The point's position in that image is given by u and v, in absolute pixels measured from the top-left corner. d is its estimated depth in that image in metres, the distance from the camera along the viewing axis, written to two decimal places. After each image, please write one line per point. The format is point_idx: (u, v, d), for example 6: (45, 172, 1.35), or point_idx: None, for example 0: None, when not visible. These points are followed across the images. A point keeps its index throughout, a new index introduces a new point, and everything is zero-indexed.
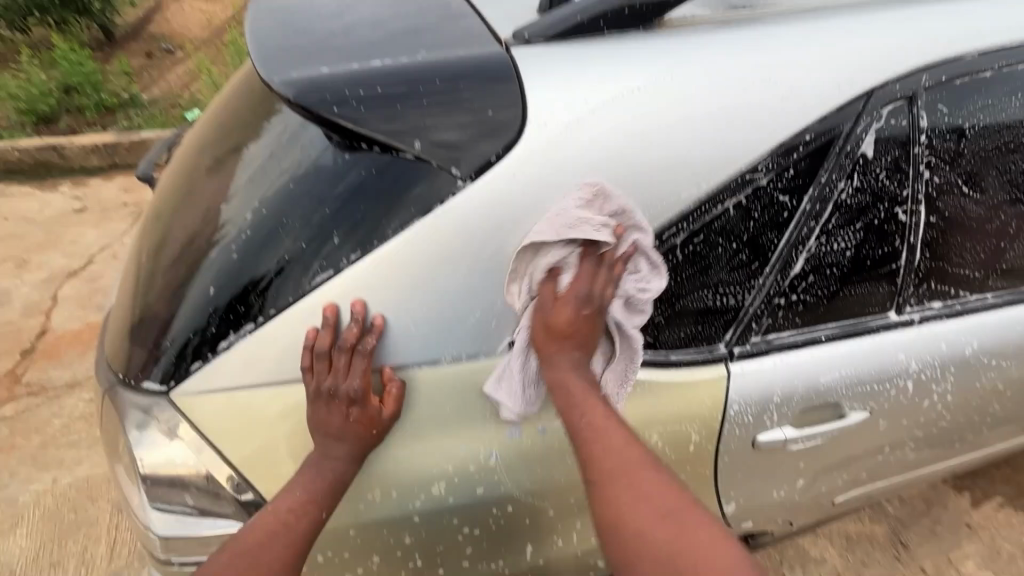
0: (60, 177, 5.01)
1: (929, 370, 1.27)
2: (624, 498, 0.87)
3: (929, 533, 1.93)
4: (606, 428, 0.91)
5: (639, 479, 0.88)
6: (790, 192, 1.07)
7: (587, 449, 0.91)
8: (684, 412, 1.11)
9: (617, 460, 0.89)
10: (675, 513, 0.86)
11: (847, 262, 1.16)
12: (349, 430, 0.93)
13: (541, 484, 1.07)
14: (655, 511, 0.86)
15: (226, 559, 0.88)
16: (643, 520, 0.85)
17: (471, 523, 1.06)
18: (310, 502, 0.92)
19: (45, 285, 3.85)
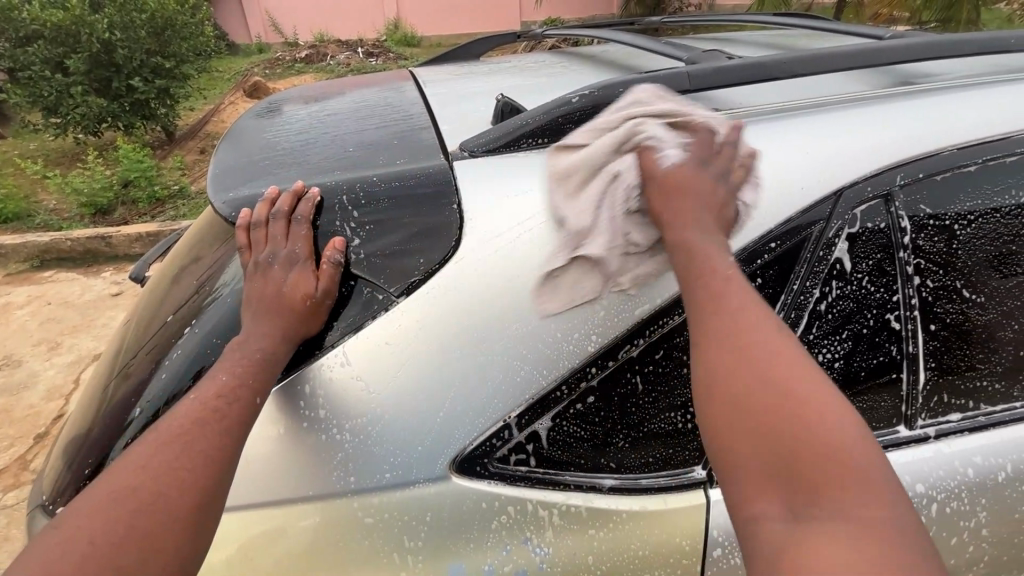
0: (105, 264, 5.35)
1: (954, 501, 1.11)
2: (754, 385, 0.68)
3: None
4: (736, 301, 0.74)
5: (789, 370, 0.68)
6: (760, 302, 0.99)
7: (707, 321, 0.73)
8: (659, 548, 0.95)
9: (745, 338, 0.71)
10: (836, 423, 0.65)
11: (837, 375, 1.06)
12: (290, 297, 0.88)
13: None
14: (800, 408, 0.66)
15: (131, 477, 0.72)
16: (774, 380, 0.67)
17: None
18: (239, 387, 0.82)
19: (71, 368, 3.97)
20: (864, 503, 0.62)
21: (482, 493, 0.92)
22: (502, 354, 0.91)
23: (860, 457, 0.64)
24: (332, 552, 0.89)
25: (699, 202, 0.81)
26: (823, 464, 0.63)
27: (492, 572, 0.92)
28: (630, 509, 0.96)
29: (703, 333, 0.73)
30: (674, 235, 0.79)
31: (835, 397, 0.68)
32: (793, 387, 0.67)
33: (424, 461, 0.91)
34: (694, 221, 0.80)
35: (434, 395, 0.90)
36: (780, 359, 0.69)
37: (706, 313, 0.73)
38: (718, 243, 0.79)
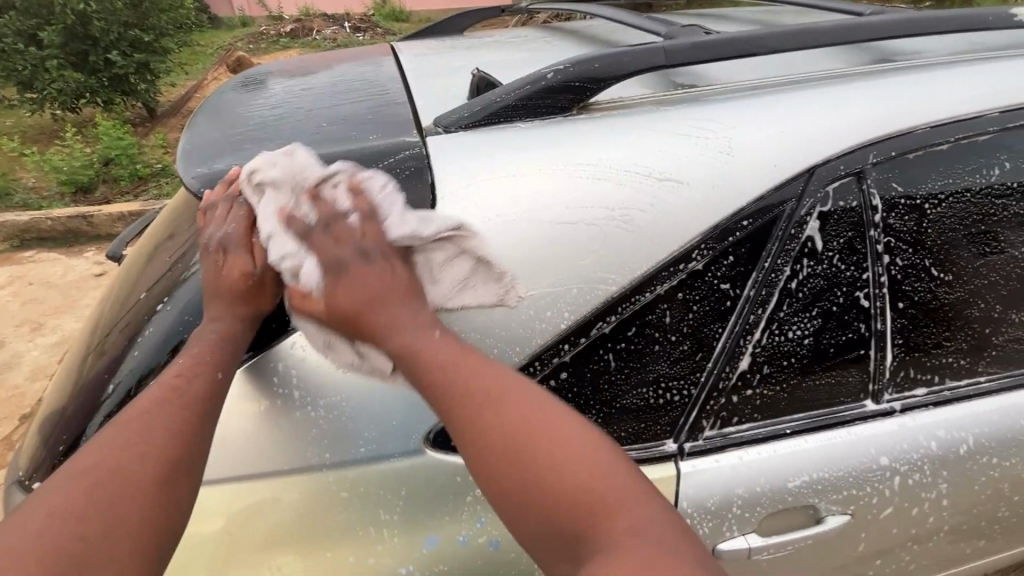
0: (87, 244, 5.26)
1: (917, 473, 1.15)
2: (526, 456, 0.72)
3: None
4: (467, 373, 0.77)
5: (553, 442, 0.73)
6: (732, 280, 1.01)
7: (461, 405, 0.75)
8: None
9: (513, 427, 0.74)
10: (597, 472, 0.72)
11: (807, 351, 1.08)
12: (226, 281, 0.87)
13: None
14: (559, 472, 0.71)
15: (100, 456, 0.71)
16: (536, 459, 0.72)
17: None
18: (201, 365, 0.82)
19: (55, 349, 3.93)
20: (637, 534, 0.68)
21: (457, 467, 0.94)
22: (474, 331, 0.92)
23: (624, 508, 0.70)
24: (313, 524, 0.91)
25: (375, 290, 0.80)
26: (597, 510, 0.69)
27: (466, 542, 0.94)
28: None
29: (465, 440, 0.74)
30: (393, 348, 0.79)
31: (596, 443, 0.74)
32: (554, 458, 0.72)
33: (399, 435, 0.92)
34: (395, 312, 0.80)
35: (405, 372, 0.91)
36: (532, 426, 0.74)
37: (454, 415, 0.75)
38: (422, 320, 0.81)
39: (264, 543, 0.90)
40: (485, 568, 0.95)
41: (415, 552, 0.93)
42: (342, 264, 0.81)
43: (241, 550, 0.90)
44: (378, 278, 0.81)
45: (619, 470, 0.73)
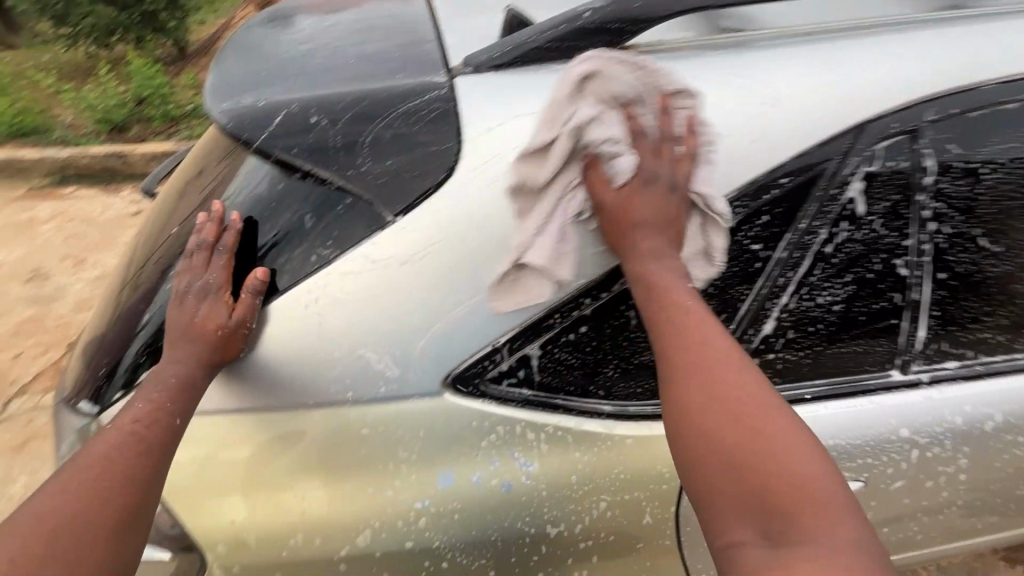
0: (123, 182, 5.38)
1: (937, 447, 1.14)
2: (729, 435, 0.74)
3: None
4: (683, 318, 0.83)
5: (756, 411, 0.75)
6: (764, 241, 0.97)
7: (665, 331, 0.83)
8: (640, 469, 1.02)
9: (719, 388, 0.77)
10: (793, 456, 0.72)
11: (835, 317, 1.05)
12: (197, 328, 0.89)
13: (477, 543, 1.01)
14: (765, 446, 0.73)
15: (51, 503, 0.76)
16: (741, 426, 0.74)
17: None
18: (157, 411, 0.86)
19: (97, 283, 4.11)
20: (827, 525, 0.69)
21: (474, 411, 0.96)
22: (474, 284, 0.92)
23: (823, 498, 0.71)
24: (334, 457, 0.95)
25: (653, 232, 0.88)
26: (795, 495, 0.70)
27: (480, 483, 0.98)
28: (615, 434, 1.01)
29: (672, 387, 0.79)
30: (634, 273, 0.87)
31: (801, 429, 0.75)
32: (763, 433, 0.74)
33: (418, 377, 0.94)
34: (646, 243, 0.88)
35: (401, 320, 0.91)
36: (747, 388, 0.77)
37: (669, 360, 0.81)
38: (676, 271, 0.88)
39: (288, 473, 0.96)
40: (497, 508, 0.99)
41: (432, 488, 0.97)
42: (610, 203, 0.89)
43: (268, 477, 0.96)
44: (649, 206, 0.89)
45: (819, 461, 0.73)
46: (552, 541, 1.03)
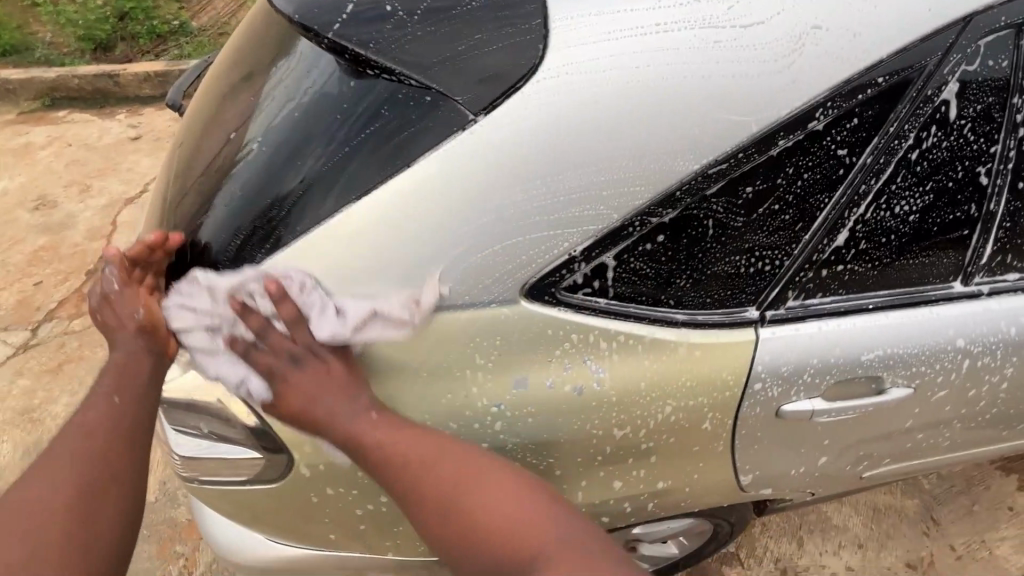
0: (117, 105, 5.13)
1: (987, 357, 1.17)
2: (476, 524, 0.88)
3: (965, 512, 2.41)
4: (412, 460, 0.93)
5: (486, 498, 0.89)
6: (850, 146, 0.95)
7: (397, 475, 0.93)
8: (706, 375, 1.05)
9: (453, 505, 0.90)
10: (519, 505, 0.88)
11: (908, 228, 1.04)
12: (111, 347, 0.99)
13: (547, 442, 1.05)
14: (484, 512, 0.88)
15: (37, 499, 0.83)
16: (490, 518, 0.88)
17: None
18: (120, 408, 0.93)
19: (106, 211, 4.02)
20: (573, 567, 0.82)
21: (550, 319, 0.97)
22: (537, 192, 0.89)
23: (557, 545, 0.84)
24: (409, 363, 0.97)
25: (327, 395, 0.93)
26: (523, 552, 0.85)
27: (552, 387, 1.01)
28: (686, 341, 1.03)
29: (417, 516, 0.92)
30: (343, 434, 0.94)
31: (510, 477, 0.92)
32: (500, 517, 0.88)
33: (496, 285, 0.94)
34: (332, 404, 0.94)
35: (455, 233, 0.90)
36: (455, 475, 0.91)
37: (410, 501, 0.93)
38: (362, 404, 0.95)
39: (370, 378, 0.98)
40: (566, 412, 1.03)
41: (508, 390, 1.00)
42: (275, 371, 0.94)
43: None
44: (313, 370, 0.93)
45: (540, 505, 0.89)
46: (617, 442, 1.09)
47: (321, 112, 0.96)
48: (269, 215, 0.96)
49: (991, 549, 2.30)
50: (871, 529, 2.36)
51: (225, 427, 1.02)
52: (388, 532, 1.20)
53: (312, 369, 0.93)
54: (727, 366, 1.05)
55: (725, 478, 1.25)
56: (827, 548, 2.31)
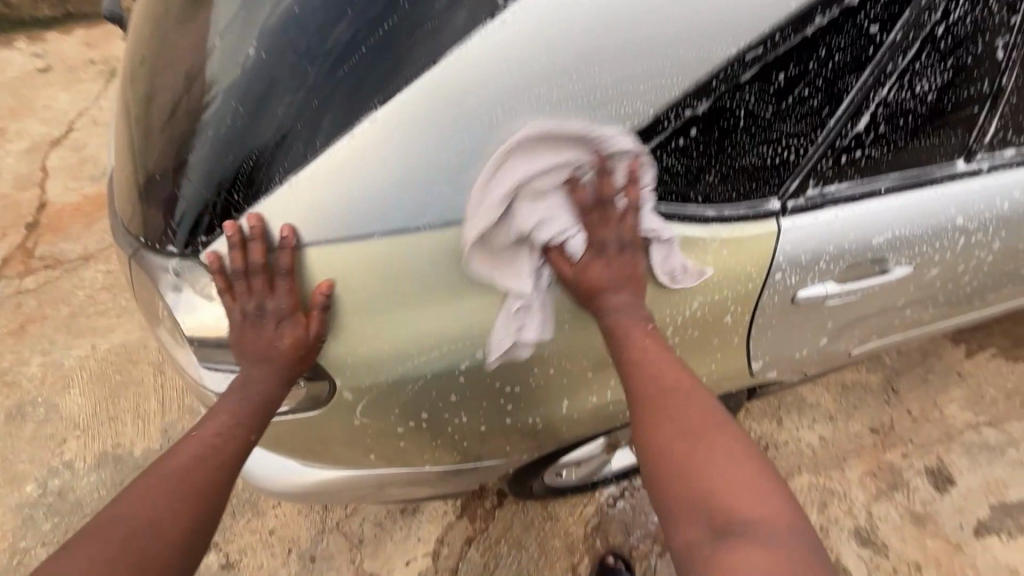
0: (11, 29, 4.39)
1: (980, 232, 1.24)
2: (687, 464, 0.91)
3: (921, 380, 2.68)
4: (680, 387, 1.00)
5: (722, 451, 0.91)
6: (882, 22, 0.92)
7: (650, 384, 1.01)
8: (732, 268, 1.08)
9: (692, 433, 0.94)
10: (735, 473, 0.88)
11: (926, 108, 1.06)
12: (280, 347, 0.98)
13: (577, 343, 1.12)
14: (699, 451, 0.91)
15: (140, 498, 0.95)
16: (714, 466, 0.90)
17: (511, 382, 1.14)
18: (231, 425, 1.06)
19: (32, 156, 3.55)
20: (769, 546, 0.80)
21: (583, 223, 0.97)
22: (563, 90, 0.87)
23: (766, 529, 0.82)
24: (434, 280, 0.97)
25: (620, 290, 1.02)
26: (734, 513, 0.84)
27: None
28: (713, 237, 1.04)
29: (652, 428, 0.97)
30: (610, 324, 1.03)
31: (750, 456, 0.91)
32: (721, 472, 0.89)
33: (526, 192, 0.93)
34: (621, 297, 1.02)
35: (463, 144, 0.88)
36: (693, 422, 0.95)
37: (660, 410, 0.98)
38: (630, 305, 1.03)
39: (407, 297, 0.98)
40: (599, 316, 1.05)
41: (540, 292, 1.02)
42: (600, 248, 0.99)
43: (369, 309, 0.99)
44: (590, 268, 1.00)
45: (761, 487, 0.87)
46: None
47: (303, 25, 0.97)
48: (252, 156, 0.95)
49: (943, 409, 2.60)
50: (841, 403, 2.61)
51: None
52: (427, 447, 1.25)
53: (614, 262, 1.00)
54: (751, 258, 1.08)
55: (740, 366, 1.33)
56: (803, 423, 2.56)
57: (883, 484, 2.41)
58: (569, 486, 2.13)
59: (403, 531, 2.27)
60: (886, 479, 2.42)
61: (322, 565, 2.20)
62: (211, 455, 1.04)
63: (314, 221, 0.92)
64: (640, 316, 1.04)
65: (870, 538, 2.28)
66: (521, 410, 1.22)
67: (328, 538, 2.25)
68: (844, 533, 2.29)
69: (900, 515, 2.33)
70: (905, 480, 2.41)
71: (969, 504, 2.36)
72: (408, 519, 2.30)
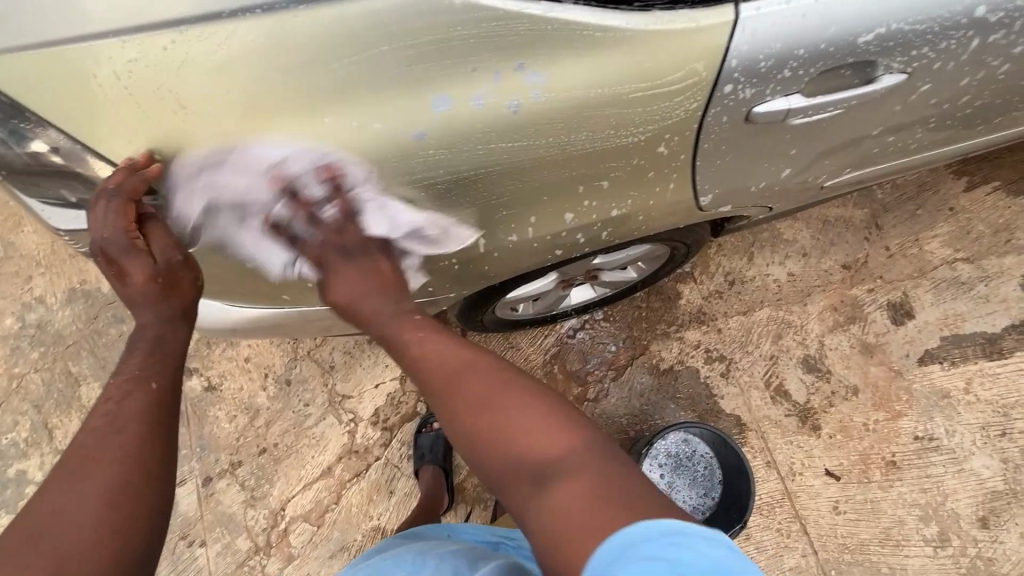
0: None
1: (1000, 32, 0.99)
2: (497, 441, 0.94)
3: (908, 216, 2.54)
4: (461, 373, 1.02)
5: (519, 410, 0.94)
6: None
7: (438, 378, 1.03)
8: (654, 69, 0.90)
9: (490, 400, 0.97)
10: (537, 426, 0.92)
11: None
12: (139, 284, 0.99)
13: (485, 170, 0.97)
14: (489, 435, 0.94)
15: (44, 494, 0.86)
16: (512, 426, 0.93)
17: (417, 219, 1.04)
18: (130, 381, 0.97)
19: None
20: (576, 485, 0.83)
21: (458, 4, 0.82)
22: None
23: (579, 466, 0.86)
24: (282, 89, 0.84)
25: (372, 301, 1.08)
26: (540, 472, 0.88)
27: (480, 105, 0.89)
28: (636, 28, 0.88)
29: (452, 420, 1.00)
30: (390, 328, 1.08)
31: (546, 398, 0.97)
32: (528, 427, 0.92)
33: None
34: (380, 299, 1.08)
35: None
36: (494, 393, 0.98)
37: (452, 405, 1.00)
38: (394, 302, 1.08)
39: (260, 105, 0.85)
40: (496, 133, 0.92)
41: (424, 113, 0.88)
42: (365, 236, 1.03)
43: (208, 125, 0.86)
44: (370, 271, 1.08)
45: (555, 423, 0.92)
46: (556, 166, 1.00)
47: None
48: None
49: (923, 245, 2.51)
50: (818, 237, 2.52)
51: (96, 198, 0.95)
52: None
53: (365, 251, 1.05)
54: (689, 59, 0.90)
55: (685, 201, 1.20)
56: (774, 259, 2.50)
57: (841, 317, 2.43)
58: (527, 319, 2.18)
59: (370, 359, 2.40)
60: (846, 313, 2.44)
61: (297, 386, 2.37)
62: (118, 415, 0.94)
63: (143, 12, 0.83)
64: (408, 307, 1.11)
65: (816, 365, 2.38)
66: (432, 252, 1.13)
67: (301, 364, 2.39)
68: (792, 360, 2.39)
69: (850, 344, 2.40)
70: (864, 314, 2.43)
71: (921, 336, 2.40)
72: (376, 348, 2.41)
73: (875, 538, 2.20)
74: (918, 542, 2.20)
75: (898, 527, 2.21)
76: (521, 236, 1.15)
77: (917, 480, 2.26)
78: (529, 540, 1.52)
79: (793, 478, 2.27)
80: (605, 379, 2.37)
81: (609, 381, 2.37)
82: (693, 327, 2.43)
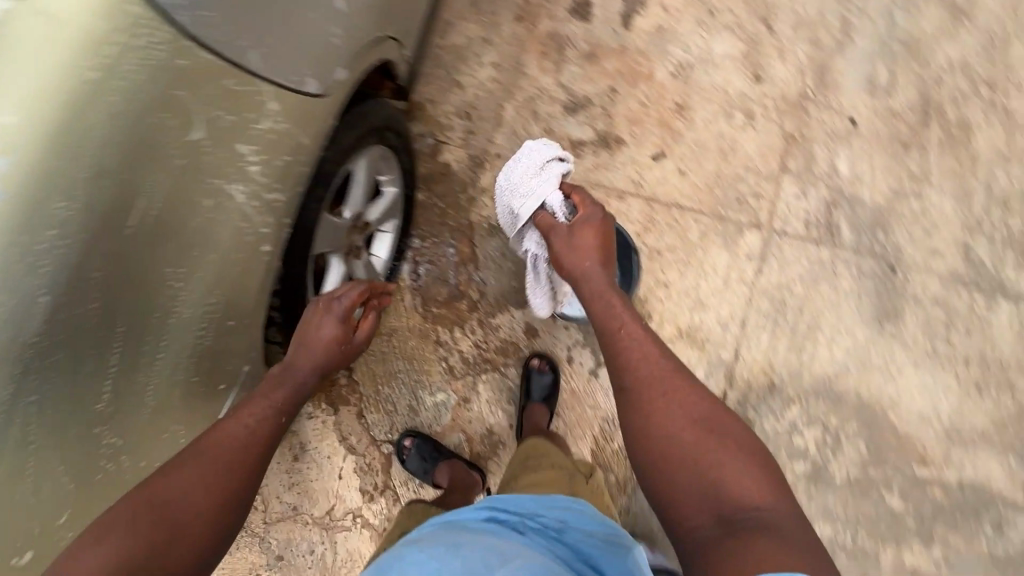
0: None
1: None
2: (690, 465, 1.35)
3: None
4: (651, 400, 1.47)
5: (720, 457, 1.34)
6: None
7: (637, 395, 1.49)
8: (58, 77, 0.91)
9: (690, 442, 1.38)
10: (734, 474, 1.31)
11: None
12: (326, 336, 1.57)
13: (56, 273, 0.98)
14: (677, 445, 1.38)
15: (181, 478, 1.21)
16: (707, 463, 1.34)
17: (69, 355, 1.05)
18: (269, 415, 1.40)
19: None
20: (761, 539, 1.16)
21: None
22: None
23: (773, 519, 1.22)
24: None
25: (619, 317, 1.62)
26: (733, 511, 1.25)
27: None
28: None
29: (649, 430, 1.44)
30: (596, 293, 1.69)
31: (748, 458, 1.35)
32: (726, 477, 1.31)
33: None
34: (586, 270, 1.71)
35: None
36: (690, 421, 1.41)
37: (652, 416, 1.44)
38: (597, 276, 1.70)
39: None
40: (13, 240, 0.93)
41: None
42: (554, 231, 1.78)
43: None
44: (585, 248, 1.73)
45: (753, 478, 1.30)
46: (106, 217, 1.01)
47: None
48: None
49: None
50: (480, 19, 2.53)
51: None
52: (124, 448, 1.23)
53: (582, 250, 1.73)
54: (72, 43, 0.91)
55: (301, 100, 1.23)
56: (473, 67, 2.51)
57: (554, 54, 2.52)
58: None
59: (312, 468, 2.23)
60: (553, 49, 2.53)
61: (290, 550, 2.20)
62: (250, 436, 1.34)
63: None
64: (631, 315, 1.64)
65: (576, 103, 2.49)
66: (134, 359, 1.16)
67: (272, 536, 2.20)
68: (559, 118, 2.48)
69: (578, 65, 2.52)
70: (564, 35, 2.54)
71: (608, 9, 2.56)
72: (306, 458, 2.23)
73: (720, 162, 2.48)
74: (741, 135, 2.50)
75: (722, 139, 2.49)
76: (184, 284, 1.18)
77: (703, 100, 2.52)
78: (554, 516, 1.43)
79: (643, 187, 2.45)
80: (472, 275, 2.35)
81: (476, 272, 2.35)
82: (481, 172, 2.43)
